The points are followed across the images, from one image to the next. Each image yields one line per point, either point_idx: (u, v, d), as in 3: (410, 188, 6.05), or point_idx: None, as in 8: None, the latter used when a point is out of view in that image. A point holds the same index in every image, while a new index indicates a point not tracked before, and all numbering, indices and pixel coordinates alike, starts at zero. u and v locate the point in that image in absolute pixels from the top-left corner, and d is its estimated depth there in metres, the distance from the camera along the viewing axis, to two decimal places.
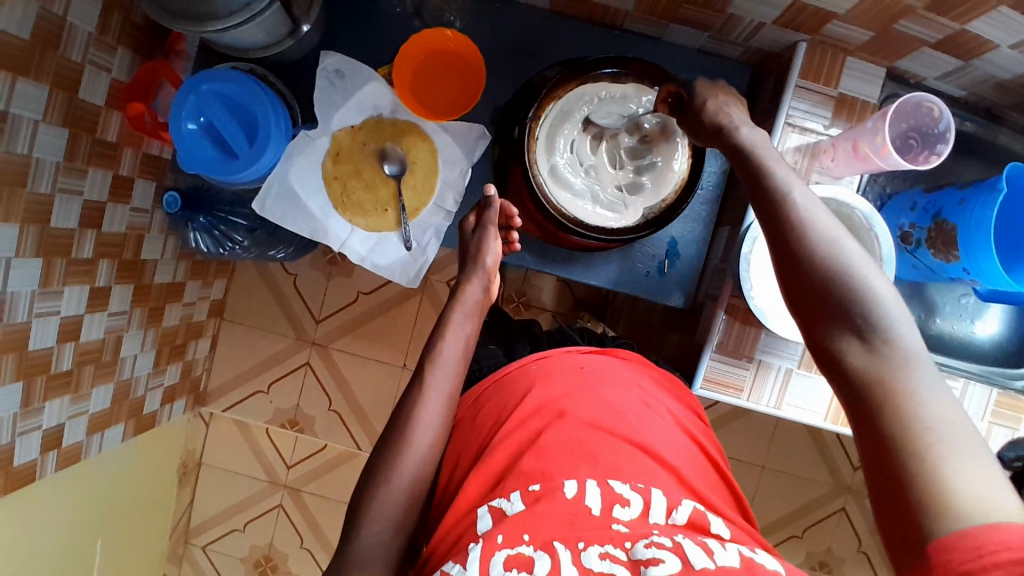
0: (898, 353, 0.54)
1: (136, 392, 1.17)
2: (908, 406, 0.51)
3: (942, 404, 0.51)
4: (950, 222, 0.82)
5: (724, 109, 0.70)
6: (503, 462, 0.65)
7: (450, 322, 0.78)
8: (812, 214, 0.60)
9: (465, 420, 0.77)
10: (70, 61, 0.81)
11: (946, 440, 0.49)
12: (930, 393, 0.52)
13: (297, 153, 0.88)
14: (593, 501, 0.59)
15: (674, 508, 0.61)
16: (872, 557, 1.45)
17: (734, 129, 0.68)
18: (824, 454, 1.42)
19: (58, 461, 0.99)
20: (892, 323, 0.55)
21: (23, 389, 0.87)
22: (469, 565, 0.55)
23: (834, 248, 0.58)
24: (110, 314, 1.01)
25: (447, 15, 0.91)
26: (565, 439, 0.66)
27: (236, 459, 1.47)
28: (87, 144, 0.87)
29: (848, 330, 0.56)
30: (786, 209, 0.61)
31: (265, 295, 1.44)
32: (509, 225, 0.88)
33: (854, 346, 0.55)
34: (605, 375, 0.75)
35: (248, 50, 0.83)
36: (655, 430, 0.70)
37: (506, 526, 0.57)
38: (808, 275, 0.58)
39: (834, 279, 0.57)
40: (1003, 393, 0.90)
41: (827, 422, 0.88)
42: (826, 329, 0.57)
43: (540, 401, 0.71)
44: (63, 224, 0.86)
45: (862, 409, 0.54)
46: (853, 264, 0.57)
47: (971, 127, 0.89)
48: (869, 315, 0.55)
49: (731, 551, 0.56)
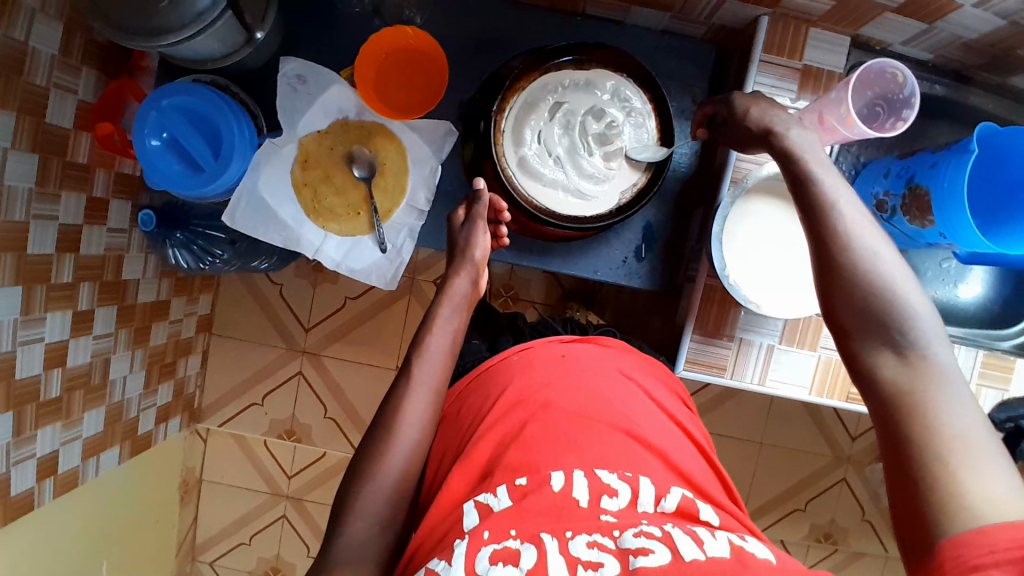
0: (933, 369, 0.54)
1: (129, 413, 1.16)
2: (932, 418, 0.52)
3: (966, 418, 0.51)
4: (924, 186, 0.81)
5: (769, 115, 0.68)
6: (488, 455, 0.65)
7: (439, 316, 0.78)
8: (857, 228, 0.59)
9: (450, 415, 0.77)
10: (34, 86, 0.80)
11: (967, 447, 0.50)
12: (957, 405, 0.52)
13: (265, 162, 0.87)
14: (580, 492, 0.59)
15: (663, 496, 0.61)
16: (875, 525, 1.45)
17: (783, 131, 0.67)
18: (822, 427, 1.42)
19: (56, 488, 0.99)
20: (924, 340, 0.55)
21: (14, 418, 0.87)
22: (455, 561, 0.54)
23: (879, 263, 0.58)
24: (95, 337, 1.01)
25: (407, 13, 0.90)
26: (549, 431, 0.65)
27: (236, 472, 1.47)
28: (58, 168, 0.86)
29: (884, 343, 0.56)
30: (829, 217, 0.60)
31: (252, 307, 1.43)
32: (499, 219, 0.86)
33: (889, 357, 0.56)
34: (588, 364, 0.75)
35: (205, 61, 0.82)
36: (640, 416, 0.70)
37: (493, 522, 0.57)
38: (848, 280, 0.58)
39: (866, 292, 0.57)
40: (990, 354, 0.90)
41: (813, 395, 0.87)
42: (855, 335, 0.58)
43: (519, 395, 0.70)
44: (41, 250, 0.85)
45: (889, 418, 0.54)
46: (894, 281, 0.57)
47: (941, 90, 0.88)
48: (906, 329, 0.55)
49: (721, 541, 0.55)
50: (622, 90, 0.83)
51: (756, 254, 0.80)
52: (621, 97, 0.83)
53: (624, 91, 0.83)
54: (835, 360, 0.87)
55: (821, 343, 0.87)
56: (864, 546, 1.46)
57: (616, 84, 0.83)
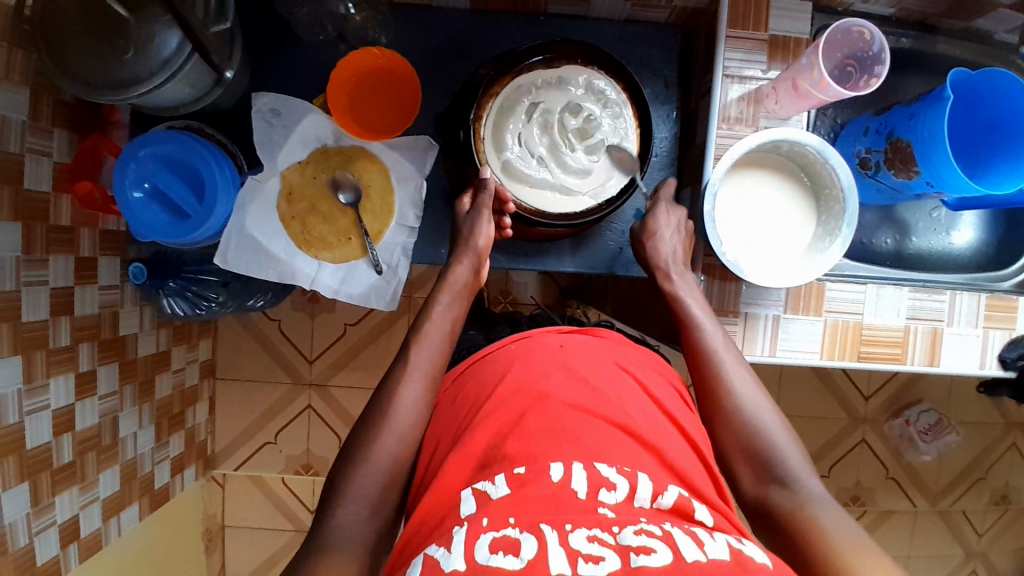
0: (805, 492, 0.63)
1: (144, 468, 1.15)
2: (815, 525, 0.59)
3: (841, 525, 0.59)
4: (905, 139, 0.81)
5: (655, 257, 0.82)
6: (484, 446, 0.61)
7: (436, 304, 0.78)
8: (727, 371, 0.73)
9: (445, 401, 0.72)
10: (8, 153, 0.79)
11: (844, 543, 0.57)
12: (833, 514, 0.60)
13: (250, 200, 0.87)
14: (578, 484, 0.55)
15: (660, 492, 0.56)
16: (901, 483, 1.44)
17: (668, 278, 0.81)
18: (836, 391, 1.41)
19: (80, 553, 0.98)
20: (797, 476, 0.64)
21: (30, 488, 0.86)
22: (454, 549, 0.49)
23: (746, 404, 0.70)
24: (101, 397, 1.00)
25: (372, 33, 0.90)
26: (547, 420, 0.61)
27: (258, 513, 1.45)
28: (43, 233, 0.85)
29: (768, 481, 0.65)
30: (707, 362, 0.74)
31: (252, 347, 1.42)
32: (503, 211, 0.84)
33: (776, 488, 0.64)
34: (589, 356, 0.70)
35: (178, 106, 0.82)
36: (640, 412, 0.65)
37: (492, 510, 0.53)
38: (728, 422, 0.70)
39: (747, 434, 0.68)
40: (992, 296, 0.88)
41: (824, 359, 0.86)
42: (748, 477, 0.66)
43: (517, 385, 0.66)
44: (36, 316, 0.85)
45: (783, 526, 0.61)
46: (763, 423, 0.69)
47: (908, 42, 0.88)
48: (780, 466, 0.65)
49: (720, 542, 0.50)
50: (595, 83, 0.83)
51: (741, 216, 0.81)
52: (595, 91, 0.83)
53: (597, 84, 0.83)
54: (841, 320, 0.86)
55: (825, 306, 0.86)
56: (892, 503, 1.44)
57: (588, 78, 0.83)
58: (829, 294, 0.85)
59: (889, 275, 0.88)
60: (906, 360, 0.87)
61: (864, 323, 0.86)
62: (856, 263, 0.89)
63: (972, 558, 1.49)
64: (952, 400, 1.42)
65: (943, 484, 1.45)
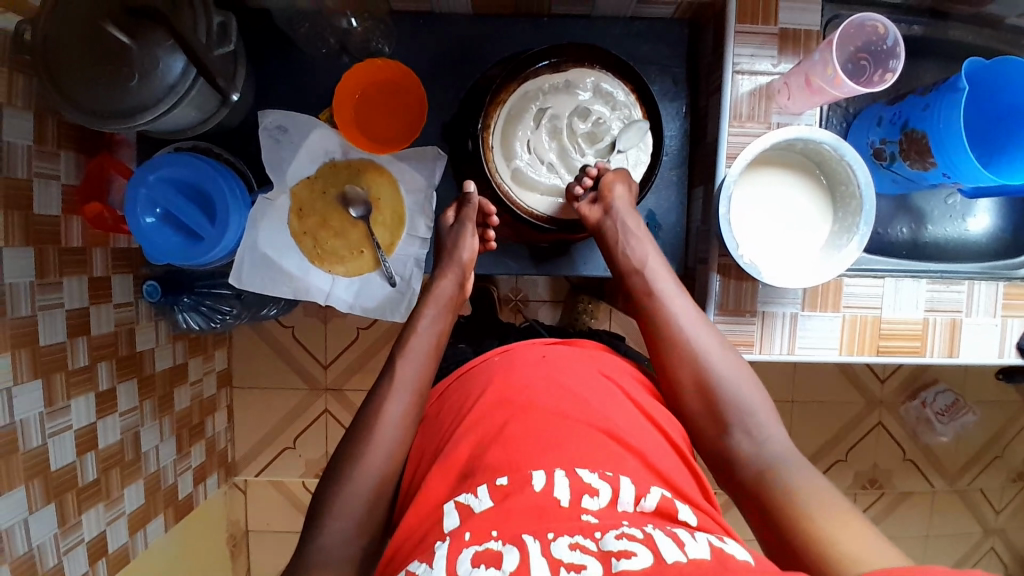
0: (772, 446, 0.65)
1: (167, 480, 1.16)
2: (783, 480, 0.61)
3: (806, 476, 0.61)
4: (919, 130, 0.80)
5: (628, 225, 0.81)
6: (467, 454, 0.61)
7: (422, 316, 0.78)
8: (684, 330, 0.72)
9: (431, 414, 0.72)
10: (16, 179, 0.79)
11: (813, 498, 0.58)
12: (799, 466, 0.62)
13: (261, 218, 0.87)
14: (561, 492, 0.54)
15: (643, 495, 0.56)
16: (918, 464, 1.44)
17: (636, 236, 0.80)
18: (852, 376, 1.41)
19: (108, 568, 1.00)
20: (759, 427, 0.66)
21: (56, 508, 0.88)
22: (436, 564, 0.50)
23: (705, 360, 0.70)
24: (122, 414, 1.01)
25: (375, 44, 0.89)
26: (529, 428, 0.60)
27: (280, 518, 1.47)
28: (55, 257, 0.85)
29: (727, 429, 0.67)
30: (669, 320, 0.73)
31: (269, 355, 1.43)
32: (487, 223, 0.85)
33: (740, 439, 0.66)
34: (569, 364, 0.69)
35: (183, 129, 0.82)
36: (624, 418, 0.64)
37: (475, 523, 0.53)
38: (689, 378, 0.70)
39: (709, 385, 0.69)
40: (1010, 284, 0.87)
41: (843, 355, 0.86)
42: (712, 431, 0.68)
43: (501, 395, 0.65)
44: (53, 339, 0.85)
45: (750, 485, 0.63)
46: (723, 377, 0.69)
47: (920, 30, 0.87)
48: (744, 419, 0.67)
49: (702, 543, 0.50)
50: (602, 86, 0.82)
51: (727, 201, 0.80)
52: (603, 93, 0.82)
53: (605, 86, 0.82)
54: (859, 315, 0.85)
55: (844, 301, 0.85)
56: (909, 485, 1.45)
57: (596, 80, 0.82)
58: (847, 289, 0.85)
59: (907, 267, 0.87)
60: (926, 352, 0.87)
61: (882, 317, 0.86)
62: (873, 255, 0.88)
63: (990, 536, 1.50)
64: (968, 380, 1.41)
65: (960, 464, 1.45)
